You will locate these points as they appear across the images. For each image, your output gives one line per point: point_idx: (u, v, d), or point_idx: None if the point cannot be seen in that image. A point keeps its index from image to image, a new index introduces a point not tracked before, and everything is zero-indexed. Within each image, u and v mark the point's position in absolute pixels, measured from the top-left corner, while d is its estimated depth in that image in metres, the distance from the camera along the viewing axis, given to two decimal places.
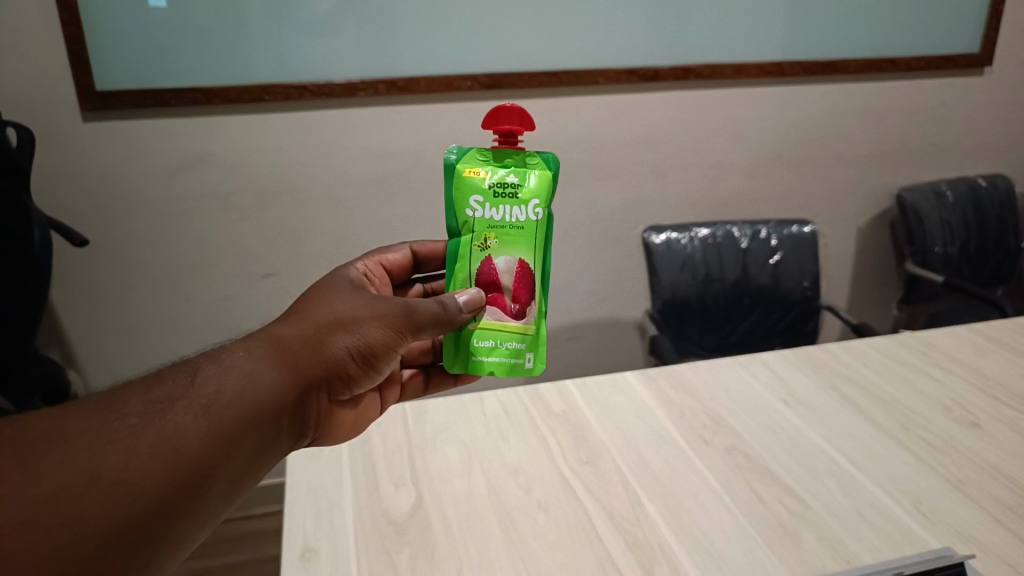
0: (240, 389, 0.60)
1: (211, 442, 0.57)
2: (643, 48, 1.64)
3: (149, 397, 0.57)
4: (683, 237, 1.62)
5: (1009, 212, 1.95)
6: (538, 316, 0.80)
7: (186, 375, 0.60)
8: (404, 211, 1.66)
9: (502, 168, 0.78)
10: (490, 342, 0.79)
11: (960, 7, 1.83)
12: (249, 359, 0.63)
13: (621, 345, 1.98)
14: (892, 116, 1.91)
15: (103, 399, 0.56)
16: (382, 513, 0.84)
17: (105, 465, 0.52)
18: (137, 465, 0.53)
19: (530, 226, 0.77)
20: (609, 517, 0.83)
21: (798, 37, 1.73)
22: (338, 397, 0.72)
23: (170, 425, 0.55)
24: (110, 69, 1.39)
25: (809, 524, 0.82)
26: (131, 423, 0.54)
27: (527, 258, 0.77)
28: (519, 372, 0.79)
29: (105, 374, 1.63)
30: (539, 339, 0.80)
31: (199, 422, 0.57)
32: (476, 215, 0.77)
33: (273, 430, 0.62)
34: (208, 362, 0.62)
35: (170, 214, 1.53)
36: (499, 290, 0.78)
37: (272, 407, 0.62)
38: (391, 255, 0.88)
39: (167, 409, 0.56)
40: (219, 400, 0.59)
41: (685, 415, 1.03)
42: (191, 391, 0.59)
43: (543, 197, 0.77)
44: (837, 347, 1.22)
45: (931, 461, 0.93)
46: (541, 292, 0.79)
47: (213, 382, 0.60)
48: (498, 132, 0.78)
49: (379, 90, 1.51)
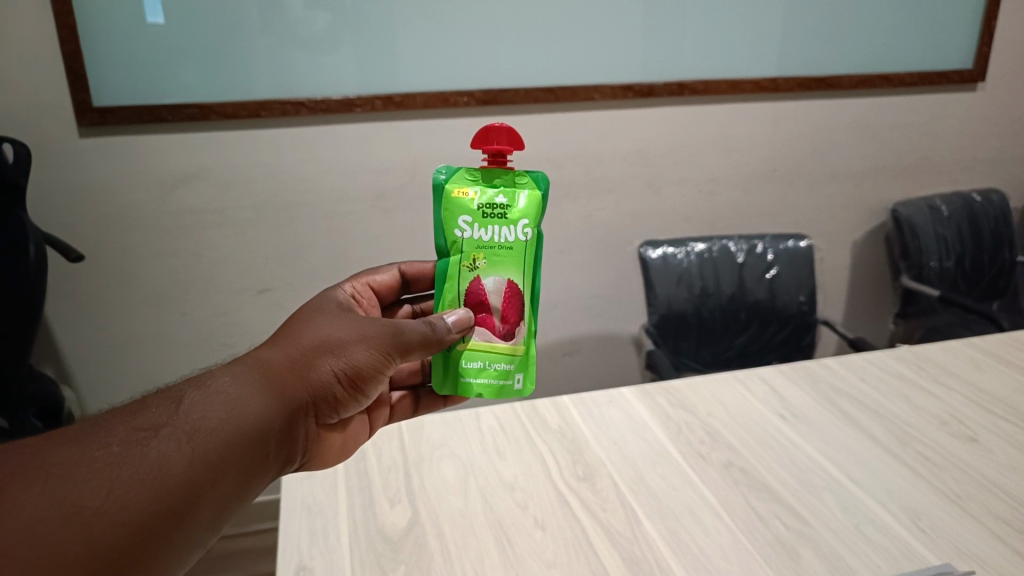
0: (225, 415, 0.60)
1: (196, 469, 0.56)
2: (638, 64, 1.64)
3: (133, 425, 0.56)
4: (679, 252, 1.62)
5: (1003, 226, 1.96)
6: (527, 336, 0.79)
7: (170, 402, 0.60)
8: (401, 227, 1.66)
9: (492, 188, 0.78)
10: (479, 362, 0.79)
11: (952, 22, 1.84)
12: (235, 383, 0.63)
13: (618, 360, 1.98)
14: (887, 131, 1.91)
15: (86, 427, 0.56)
16: (378, 531, 0.83)
17: (86, 494, 0.51)
18: (119, 493, 0.52)
19: (519, 246, 0.77)
20: (606, 534, 0.83)
21: (793, 53, 1.74)
22: (326, 420, 0.72)
23: (153, 453, 0.55)
24: (108, 85, 1.39)
25: (808, 540, 0.82)
26: (114, 451, 0.54)
27: (516, 278, 0.78)
28: (508, 394, 0.79)
29: (100, 390, 1.63)
30: (529, 359, 0.79)
31: (183, 448, 0.56)
32: (465, 235, 0.77)
33: (259, 456, 0.62)
34: (193, 388, 0.62)
35: (166, 230, 1.53)
36: (488, 310, 0.78)
37: (258, 432, 0.62)
38: (379, 276, 0.88)
39: (151, 437, 0.56)
40: (204, 426, 0.58)
41: (682, 431, 1.03)
42: (174, 417, 0.58)
43: (532, 218, 0.77)
44: (834, 361, 1.22)
45: (929, 477, 0.93)
46: (530, 313, 0.79)
47: (197, 407, 0.60)
48: (487, 152, 0.78)
49: (376, 106, 1.52)
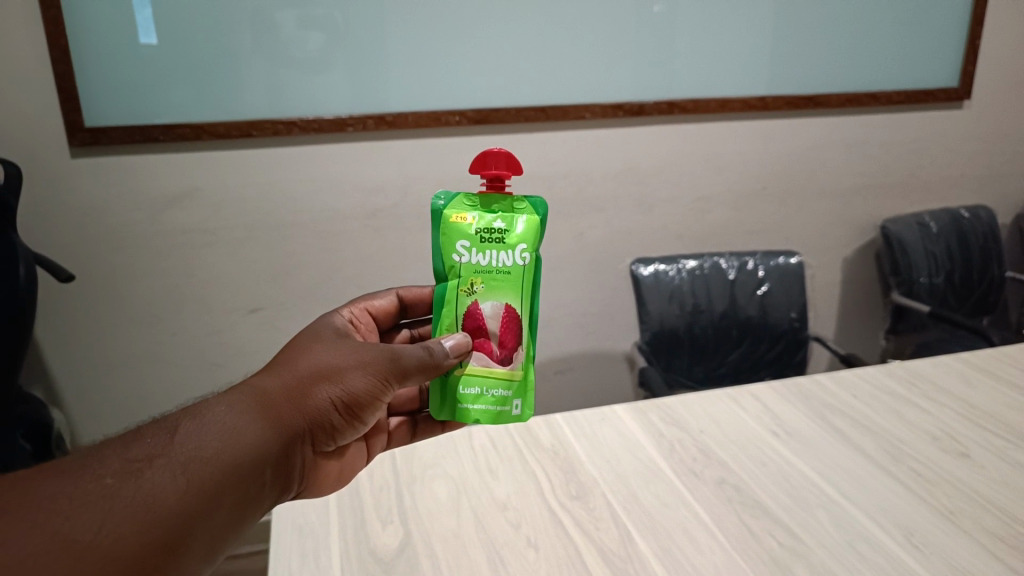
0: (220, 445, 0.60)
1: (190, 500, 0.56)
2: (629, 83, 1.66)
3: (126, 456, 0.56)
4: (670, 269, 1.63)
5: (992, 242, 1.97)
6: (526, 361, 0.79)
7: (165, 432, 0.59)
8: (393, 245, 1.66)
9: (490, 214, 0.78)
10: (477, 388, 0.78)
11: (938, 40, 1.86)
12: (231, 413, 0.62)
13: (610, 377, 1.97)
14: (876, 149, 1.93)
15: (78, 460, 0.55)
16: (369, 551, 0.83)
17: (78, 528, 0.50)
18: (113, 525, 0.51)
19: (516, 271, 0.77)
20: (599, 553, 0.83)
21: (781, 71, 1.75)
22: (323, 448, 0.72)
23: (146, 484, 0.55)
24: (100, 106, 1.39)
25: (801, 558, 0.82)
26: (106, 483, 0.54)
27: (514, 303, 0.78)
28: (506, 419, 0.79)
29: (89, 412, 1.61)
30: (526, 386, 0.79)
31: (177, 479, 0.56)
32: (463, 260, 0.78)
33: (255, 486, 0.62)
34: (188, 418, 0.61)
35: (158, 250, 1.53)
36: (485, 334, 0.78)
37: (253, 462, 0.61)
38: (378, 301, 0.88)
39: (145, 468, 0.56)
40: (199, 456, 0.58)
41: (674, 448, 1.03)
42: (169, 448, 0.58)
43: (530, 242, 0.77)
44: (826, 378, 1.22)
45: (921, 492, 0.93)
46: (528, 337, 0.79)
47: (191, 438, 0.59)
48: (485, 177, 0.79)
49: (368, 125, 1.52)
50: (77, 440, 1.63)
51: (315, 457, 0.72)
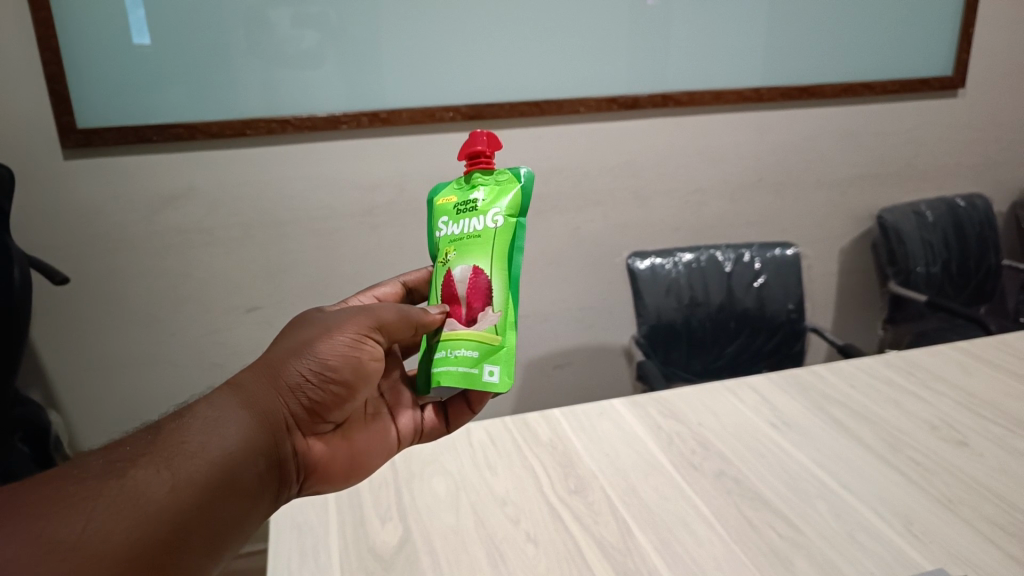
0: (202, 437, 0.60)
1: (178, 493, 0.56)
2: (623, 77, 1.65)
3: (109, 460, 0.56)
4: (667, 262, 1.62)
5: (988, 230, 1.97)
6: (501, 325, 0.74)
7: (149, 436, 0.60)
8: (390, 242, 1.66)
9: (470, 189, 0.79)
10: (445, 352, 0.74)
11: (932, 29, 1.86)
12: (210, 408, 0.63)
13: (608, 372, 1.97)
14: (871, 139, 1.93)
15: (62, 469, 0.55)
16: (368, 549, 0.83)
17: (63, 529, 0.50)
18: (98, 525, 0.51)
19: (487, 234, 0.75)
20: (599, 548, 0.82)
21: (774, 64, 1.75)
22: (321, 430, 0.72)
23: (130, 482, 0.55)
24: (92, 107, 1.38)
25: (801, 549, 0.82)
26: (89, 484, 0.53)
27: (482, 264, 0.75)
28: (473, 381, 0.72)
29: (87, 414, 1.61)
30: (505, 352, 0.73)
31: (161, 475, 0.56)
32: (442, 234, 0.78)
33: (249, 475, 0.61)
34: (172, 420, 0.62)
35: (153, 250, 1.52)
36: (456, 300, 0.76)
37: (241, 449, 0.61)
38: (381, 289, 0.89)
39: (128, 467, 0.56)
40: (181, 451, 0.58)
41: (673, 441, 1.02)
42: (152, 447, 0.58)
43: (502, 206, 0.76)
44: (824, 368, 1.22)
45: (920, 481, 0.93)
46: (501, 297, 0.74)
47: (174, 435, 0.59)
48: (469, 157, 0.81)
49: (362, 122, 1.52)
50: (76, 441, 1.62)
51: (317, 442, 0.72)
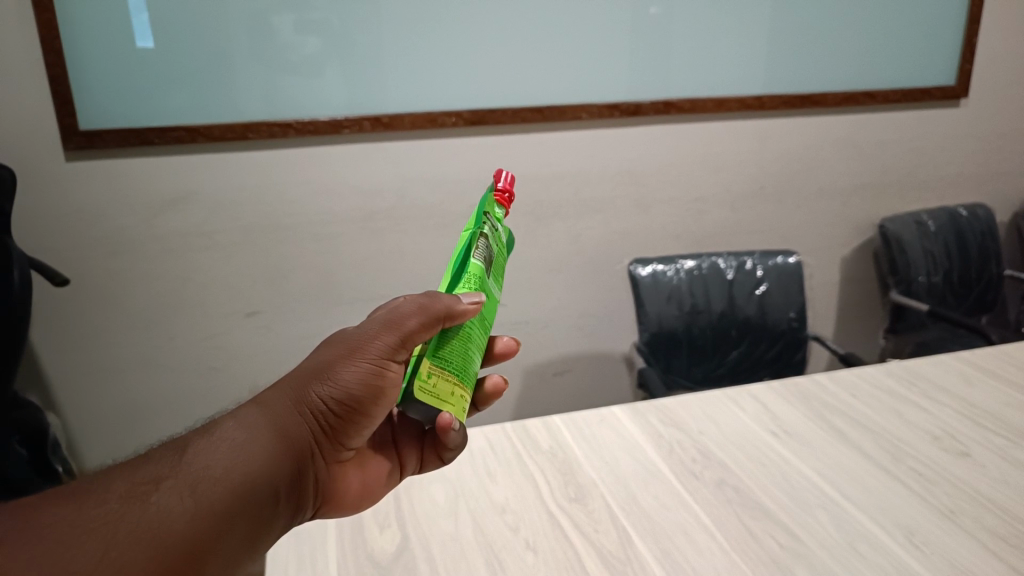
0: (227, 462, 0.56)
1: (198, 523, 0.52)
2: (626, 85, 1.65)
3: (133, 479, 0.53)
4: (668, 269, 1.62)
5: (990, 240, 1.97)
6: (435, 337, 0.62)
7: (174, 454, 0.56)
8: (391, 247, 1.66)
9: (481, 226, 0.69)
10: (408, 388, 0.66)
11: (935, 37, 1.86)
12: (236, 428, 0.59)
13: (608, 379, 1.97)
14: (873, 148, 1.92)
15: (84, 484, 0.52)
16: (367, 556, 0.82)
17: (80, 559, 0.47)
18: (117, 553, 0.48)
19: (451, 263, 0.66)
20: (599, 556, 0.82)
21: (776, 73, 1.75)
22: (348, 452, 0.68)
23: (152, 508, 0.52)
24: (94, 109, 1.38)
25: (801, 559, 0.81)
26: (112, 508, 0.51)
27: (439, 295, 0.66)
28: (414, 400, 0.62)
29: (85, 418, 1.61)
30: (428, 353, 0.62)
31: (184, 503, 0.53)
32: None
33: (269, 502, 0.58)
34: (198, 437, 0.58)
35: (155, 253, 1.52)
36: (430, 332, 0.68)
37: (264, 475, 0.58)
38: None
39: (151, 491, 0.53)
40: (204, 476, 0.55)
41: (673, 450, 1.02)
42: (177, 468, 0.55)
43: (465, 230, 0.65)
44: (824, 377, 1.22)
45: (923, 492, 0.92)
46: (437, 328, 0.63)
47: (199, 458, 0.56)
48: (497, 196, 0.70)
49: (364, 126, 1.52)
50: (75, 443, 1.62)
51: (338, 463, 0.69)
